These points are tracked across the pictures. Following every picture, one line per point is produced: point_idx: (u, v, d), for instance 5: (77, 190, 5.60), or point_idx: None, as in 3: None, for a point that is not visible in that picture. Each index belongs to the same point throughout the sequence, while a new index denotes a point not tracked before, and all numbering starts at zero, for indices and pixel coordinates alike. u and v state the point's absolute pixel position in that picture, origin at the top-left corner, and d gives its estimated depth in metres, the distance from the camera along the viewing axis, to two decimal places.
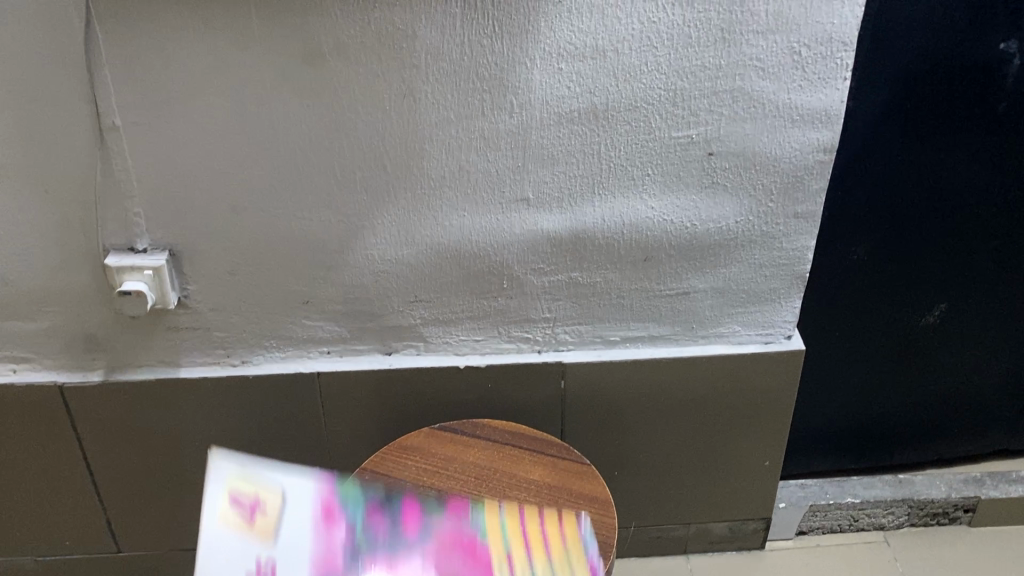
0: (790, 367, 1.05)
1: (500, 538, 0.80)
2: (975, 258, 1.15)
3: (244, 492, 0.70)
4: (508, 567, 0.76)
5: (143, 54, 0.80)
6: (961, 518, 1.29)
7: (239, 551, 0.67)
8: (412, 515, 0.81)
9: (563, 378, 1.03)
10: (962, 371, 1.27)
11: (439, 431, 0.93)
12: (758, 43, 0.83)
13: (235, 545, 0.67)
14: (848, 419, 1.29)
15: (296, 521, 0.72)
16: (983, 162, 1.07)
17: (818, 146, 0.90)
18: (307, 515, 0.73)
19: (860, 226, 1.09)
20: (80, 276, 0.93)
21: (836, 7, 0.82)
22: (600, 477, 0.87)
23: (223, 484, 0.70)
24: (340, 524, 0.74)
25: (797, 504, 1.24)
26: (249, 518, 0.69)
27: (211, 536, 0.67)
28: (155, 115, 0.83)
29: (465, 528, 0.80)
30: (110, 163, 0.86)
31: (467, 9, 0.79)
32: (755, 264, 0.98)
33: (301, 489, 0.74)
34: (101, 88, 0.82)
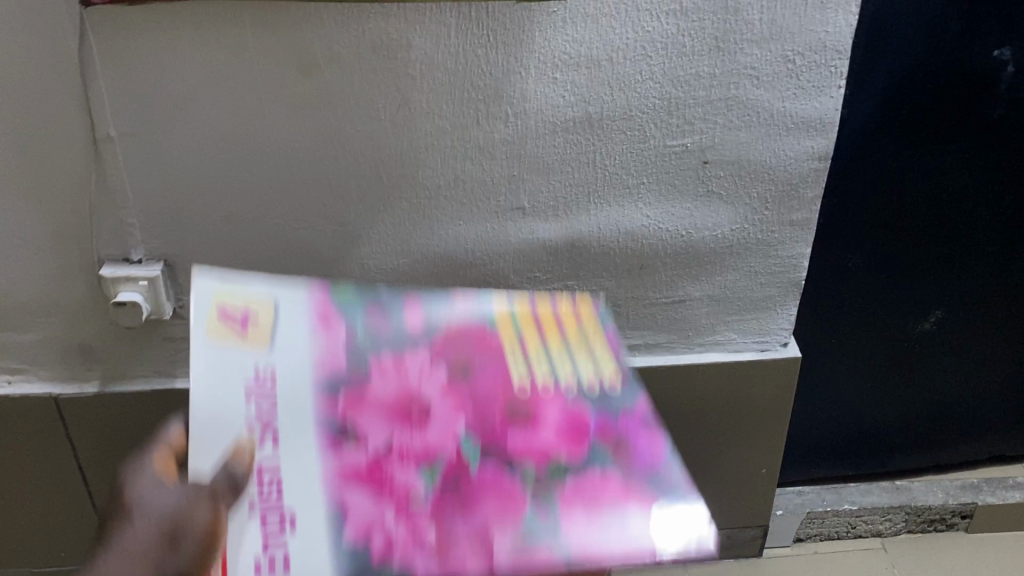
0: (786, 374, 1.05)
1: (511, 330, 0.82)
2: (970, 263, 1.15)
3: (234, 307, 0.72)
4: (521, 348, 0.80)
5: (137, 65, 0.80)
6: (958, 524, 1.29)
7: (239, 360, 0.70)
8: (415, 311, 0.81)
9: None
10: (958, 377, 1.27)
11: None
12: (753, 51, 0.83)
13: (236, 356, 0.70)
14: (845, 426, 1.29)
15: (292, 331, 0.74)
16: (978, 168, 1.07)
17: (813, 154, 0.90)
18: (305, 319, 0.75)
19: (855, 233, 1.09)
20: (74, 288, 0.93)
21: (830, 15, 0.82)
22: None
23: (210, 305, 0.71)
24: (338, 329, 0.76)
25: (795, 512, 1.25)
26: (242, 332, 0.71)
27: (212, 351, 0.69)
28: (149, 126, 0.83)
29: (475, 317, 0.82)
30: (104, 174, 0.86)
31: (462, 20, 0.79)
32: (750, 272, 0.98)
33: (294, 301, 0.76)
34: (95, 99, 0.81)
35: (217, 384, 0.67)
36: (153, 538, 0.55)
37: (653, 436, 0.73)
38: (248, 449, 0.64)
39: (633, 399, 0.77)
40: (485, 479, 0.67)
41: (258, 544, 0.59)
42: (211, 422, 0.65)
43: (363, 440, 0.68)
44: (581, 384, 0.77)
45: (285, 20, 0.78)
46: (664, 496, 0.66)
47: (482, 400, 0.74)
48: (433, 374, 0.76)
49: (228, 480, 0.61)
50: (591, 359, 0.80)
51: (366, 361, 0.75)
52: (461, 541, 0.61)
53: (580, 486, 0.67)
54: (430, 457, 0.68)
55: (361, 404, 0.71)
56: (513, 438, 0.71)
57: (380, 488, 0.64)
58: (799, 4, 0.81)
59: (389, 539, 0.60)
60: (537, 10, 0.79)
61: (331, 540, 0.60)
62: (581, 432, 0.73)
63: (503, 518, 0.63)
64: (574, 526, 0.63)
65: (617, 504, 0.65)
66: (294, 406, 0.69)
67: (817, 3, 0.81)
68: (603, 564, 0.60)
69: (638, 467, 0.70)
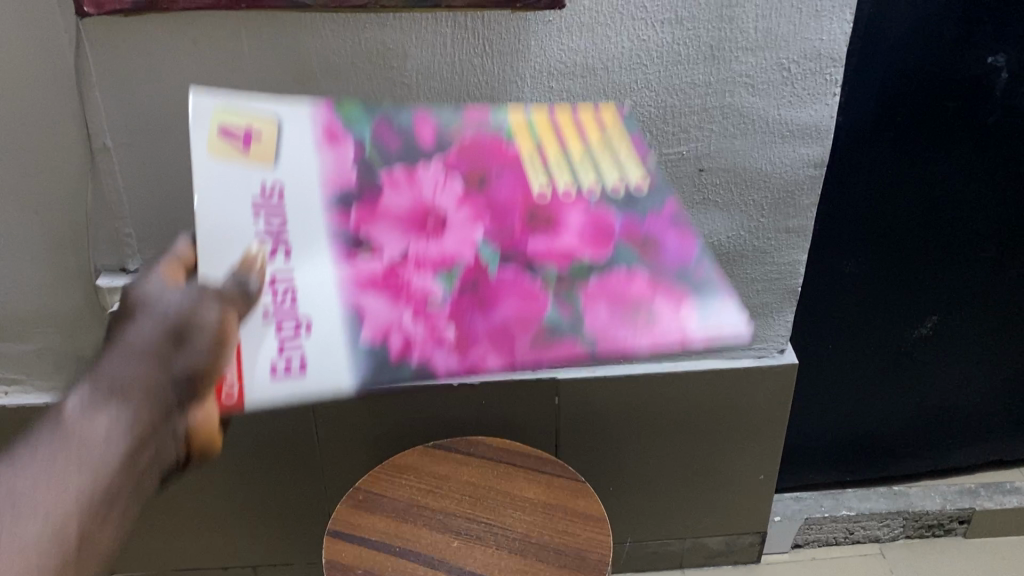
0: (783, 381, 1.05)
1: (528, 134, 0.67)
2: (966, 269, 1.16)
3: (236, 126, 0.58)
4: (539, 153, 0.66)
5: (133, 76, 0.80)
6: (956, 530, 1.29)
7: (242, 180, 0.57)
8: (426, 122, 0.67)
9: (557, 394, 1.03)
10: (955, 382, 1.27)
11: (433, 450, 0.92)
12: (748, 60, 0.83)
13: (240, 173, 0.57)
14: (842, 431, 1.29)
15: (296, 146, 0.61)
16: (974, 174, 1.07)
17: (809, 161, 0.90)
18: (309, 135, 0.62)
19: (851, 239, 1.09)
20: (72, 297, 0.93)
21: (825, 24, 0.82)
22: (595, 495, 0.86)
23: (209, 122, 0.57)
24: (348, 146, 0.63)
25: (793, 518, 1.25)
26: (245, 148, 0.58)
27: (209, 170, 0.56)
28: (146, 136, 0.83)
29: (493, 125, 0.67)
30: (101, 185, 0.86)
31: (457, 30, 0.79)
32: (747, 279, 0.98)
33: (297, 117, 0.62)
34: (92, 109, 0.81)
35: (212, 193, 0.56)
36: (158, 330, 0.50)
37: (686, 236, 0.64)
38: (259, 257, 0.56)
39: (666, 200, 0.67)
40: (507, 279, 0.59)
41: (274, 348, 0.55)
42: (214, 236, 0.56)
43: (376, 250, 0.59)
44: (605, 188, 0.65)
45: (282, 30, 0.78)
46: (712, 309, 0.58)
47: (500, 207, 0.63)
48: (448, 186, 0.64)
49: (241, 292, 0.54)
50: (616, 161, 0.67)
51: (377, 172, 0.63)
52: (483, 344, 0.57)
53: (606, 283, 0.60)
54: (446, 264, 0.60)
55: (372, 215, 0.60)
56: (536, 243, 0.61)
57: (396, 293, 0.58)
58: (793, 13, 0.81)
59: (407, 339, 0.57)
60: (532, 20, 0.79)
61: (347, 345, 0.56)
62: (608, 232, 0.63)
63: (526, 326, 0.58)
64: (605, 329, 0.58)
65: (651, 302, 0.59)
66: (300, 222, 0.59)
67: (812, 12, 0.81)
68: (633, 356, 0.56)
69: (669, 263, 0.62)
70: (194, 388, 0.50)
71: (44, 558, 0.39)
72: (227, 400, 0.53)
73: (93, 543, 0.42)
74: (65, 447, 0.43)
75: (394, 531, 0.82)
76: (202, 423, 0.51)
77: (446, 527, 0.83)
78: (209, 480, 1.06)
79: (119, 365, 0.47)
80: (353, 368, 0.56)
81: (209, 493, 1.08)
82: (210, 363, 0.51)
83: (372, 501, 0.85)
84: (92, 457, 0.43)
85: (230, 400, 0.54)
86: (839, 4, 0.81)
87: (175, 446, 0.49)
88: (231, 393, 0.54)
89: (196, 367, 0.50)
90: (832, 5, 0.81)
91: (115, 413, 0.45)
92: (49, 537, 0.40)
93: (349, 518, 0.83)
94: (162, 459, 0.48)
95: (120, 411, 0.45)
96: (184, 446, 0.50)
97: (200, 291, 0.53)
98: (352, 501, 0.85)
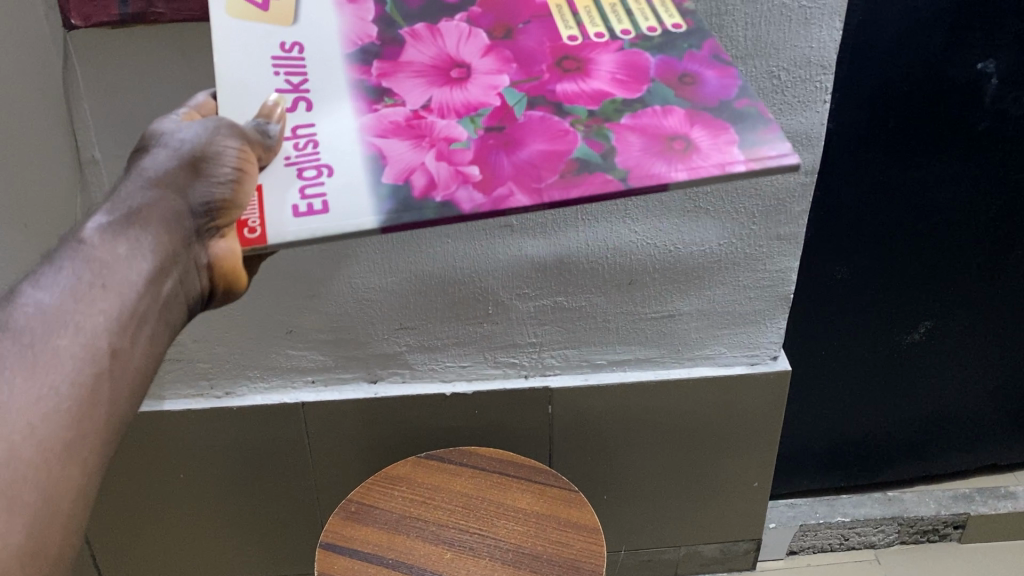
0: (776, 389, 1.05)
1: None
2: (959, 274, 1.16)
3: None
4: (568, 4, 0.64)
5: (120, 87, 0.79)
6: (951, 535, 1.30)
7: (263, 37, 0.61)
8: None
9: (550, 403, 1.03)
10: (949, 387, 1.27)
11: (425, 460, 0.91)
12: (737, 68, 0.83)
13: (258, 30, 0.61)
14: (836, 437, 1.29)
15: (316, 5, 0.63)
16: (965, 180, 1.07)
17: (799, 168, 0.90)
18: None
19: (843, 245, 1.09)
20: None
21: (815, 31, 0.82)
22: (588, 505, 0.86)
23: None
24: (369, 5, 0.64)
25: (788, 525, 1.26)
26: (264, 9, 0.62)
27: (228, 28, 0.60)
28: (134, 148, 0.83)
29: None
30: (88, 197, 0.85)
31: None
32: (738, 286, 0.98)
33: None
34: (80, 121, 0.81)
35: (233, 49, 0.60)
36: (173, 165, 0.57)
37: (726, 71, 0.59)
38: (276, 108, 0.58)
39: (705, 40, 0.61)
40: (531, 120, 0.57)
41: (296, 192, 0.55)
42: (237, 89, 0.59)
43: (400, 99, 0.59)
44: (639, 33, 0.61)
45: None
46: (759, 140, 0.53)
47: (527, 53, 0.61)
48: (472, 37, 0.62)
49: (259, 138, 0.57)
50: (651, 7, 0.63)
51: (398, 30, 0.63)
52: (508, 182, 0.54)
53: (638, 120, 0.56)
54: (470, 110, 0.58)
55: (395, 67, 0.61)
56: (563, 86, 0.59)
57: (418, 137, 0.57)
58: (783, 21, 0.81)
59: (431, 177, 0.55)
60: None
61: (370, 183, 0.55)
62: (641, 71, 0.59)
63: (554, 163, 0.54)
64: (636, 161, 0.53)
65: (687, 134, 0.54)
66: (322, 76, 0.60)
67: (801, 19, 0.81)
68: (670, 186, 0.52)
69: (710, 98, 0.57)
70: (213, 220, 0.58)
71: (76, 360, 0.47)
72: (250, 238, 0.55)
73: (122, 354, 0.49)
74: (88, 269, 0.50)
75: (387, 543, 0.82)
76: (225, 256, 0.59)
77: (438, 539, 0.82)
78: (201, 491, 1.06)
79: (139, 195, 0.55)
80: (377, 208, 0.53)
81: (201, 504, 1.07)
82: (227, 194, 0.57)
83: (365, 513, 0.84)
84: (112, 279, 0.50)
85: (253, 236, 0.55)
86: (827, 11, 0.81)
87: (197, 277, 0.58)
88: (255, 229, 0.55)
89: (210, 198, 0.57)
90: (821, 13, 0.81)
91: (138, 236, 0.53)
92: (79, 346, 0.47)
93: (341, 530, 0.82)
94: (185, 286, 0.57)
95: (142, 235, 0.53)
96: (206, 276, 0.58)
97: (218, 126, 0.58)
98: (344, 512, 0.85)
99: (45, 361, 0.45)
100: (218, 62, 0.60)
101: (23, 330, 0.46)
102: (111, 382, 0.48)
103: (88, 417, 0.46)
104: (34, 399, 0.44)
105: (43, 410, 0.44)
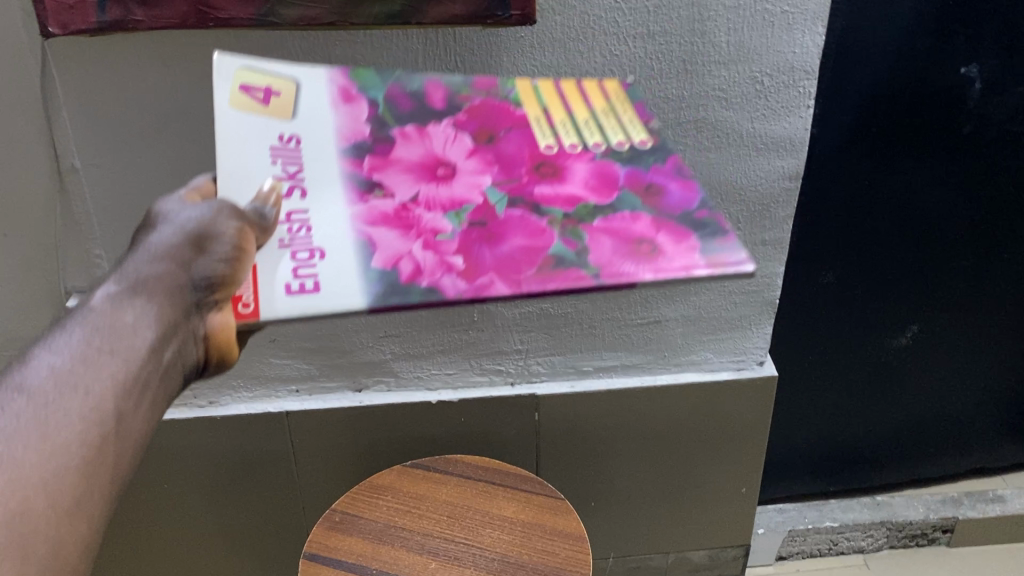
0: (763, 395, 1.05)
1: (536, 97, 0.73)
2: (945, 278, 1.16)
3: (257, 84, 0.65)
4: (547, 117, 0.70)
5: (99, 96, 0.79)
6: (940, 539, 1.30)
7: (260, 128, 0.64)
8: (438, 87, 0.71)
9: (537, 410, 1.03)
10: (937, 391, 1.27)
11: (411, 469, 0.91)
12: (721, 73, 0.83)
13: (257, 123, 0.64)
14: (825, 442, 1.29)
15: (313, 105, 0.67)
16: (950, 184, 1.08)
17: (784, 174, 0.90)
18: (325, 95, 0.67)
19: (829, 250, 1.09)
20: (43, 320, 0.92)
21: (798, 36, 0.82)
22: (574, 513, 0.85)
23: (231, 79, 0.64)
24: (363, 104, 0.68)
25: (776, 530, 1.26)
26: (265, 103, 0.65)
27: (229, 120, 0.63)
28: (115, 157, 0.82)
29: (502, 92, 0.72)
30: (69, 206, 0.85)
31: (429, 46, 0.79)
32: (725, 293, 0.97)
33: (316, 79, 0.68)
34: (59, 131, 0.80)
35: (233, 140, 0.63)
36: (177, 242, 0.56)
37: (688, 185, 0.65)
38: (272, 194, 0.61)
39: (668, 155, 0.68)
40: (512, 217, 0.63)
41: (290, 271, 0.58)
42: (234, 176, 0.62)
43: (391, 193, 0.64)
44: (609, 145, 0.68)
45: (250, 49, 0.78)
46: (718, 246, 0.59)
47: (508, 159, 0.67)
48: (457, 140, 0.68)
49: (257, 219, 0.59)
50: (619, 122, 0.71)
51: (391, 128, 0.68)
52: (489, 273, 0.58)
53: (610, 223, 0.62)
54: (454, 206, 0.64)
55: (385, 163, 0.66)
56: (540, 189, 0.65)
57: (409, 229, 0.61)
58: (765, 26, 0.81)
59: (418, 265, 0.59)
60: (504, 35, 0.79)
61: (360, 266, 0.58)
62: (612, 181, 0.65)
63: (530, 258, 0.59)
64: (609, 260, 0.58)
65: (652, 238, 0.60)
66: (317, 169, 0.64)
67: (784, 24, 0.81)
68: (638, 285, 0.56)
69: (674, 208, 0.63)
70: (213, 295, 0.56)
71: (84, 418, 0.45)
72: (243, 312, 0.56)
73: (128, 417, 0.48)
74: (97, 334, 0.49)
75: (371, 553, 0.80)
76: (221, 329, 0.56)
77: (423, 549, 0.82)
78: (186, 501, 1.05)
79: (143, 269, 0.54)
80: (367, 290, 0.57)
81: (186, 514, 1.07)
82: (226, 271, 0.56)
83: (349, 523, 0.83)
84: (123, 344, 0.49)
85: (246, 312, 0.56)
86: (810, 16, 0.80)
87: (192, 348, 0.55)
88: (249, 305, 0.56)
89: (211, 273, 0.56)
90: (804, 18, 0.80)
91: (143, 307, 0.52)
92: (90, 405, 0.46)
93: (325, 540, 0.81)
94: (181, 358, 0.54)
95: (145, 307, 0.52)
96: (201, 348, 0.56)
97: (220, 208, 0.59)
98: (328, 522, 0.84)
99: (57, 417, 0.44)
100: (219, 149, 0.63)
101: (36, 389, 0.45)
102: (117, 442, 0.47)
103: (96, 476, 0.45)
104: (45, 455, 0.43)
105: (54, 467, 0.43)
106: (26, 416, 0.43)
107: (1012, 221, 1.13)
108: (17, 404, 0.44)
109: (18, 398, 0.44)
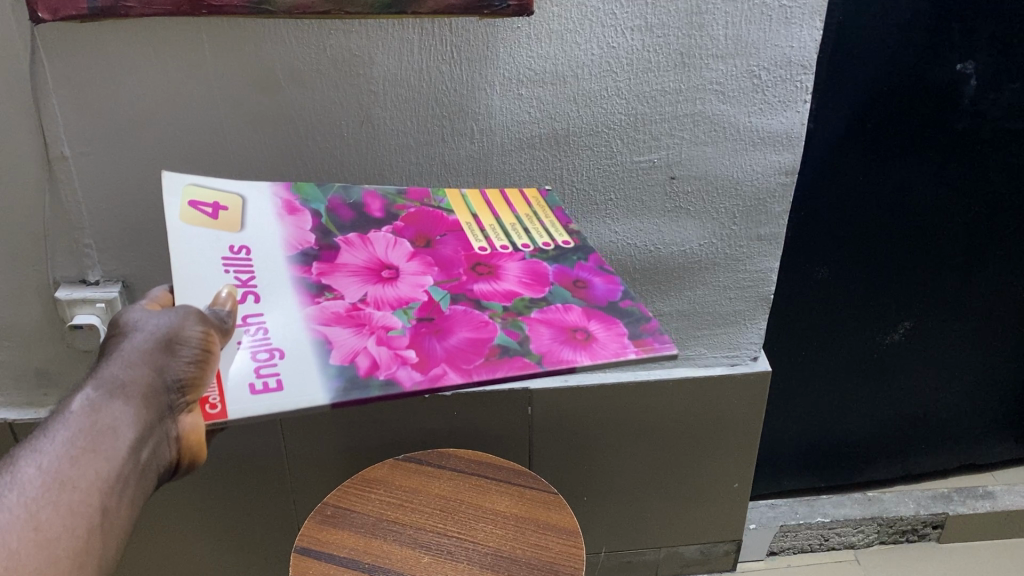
0: (756, 390, 1.05)
1: (464, 205, 0.76)
2: (938, 273, 1.16)
3: (204, 200, 0.66)
4: (476, 222, 0.73)
5: (90, 82, 0.77)
6: (929, 535, 1.31)
7: (211, 238, 0.63)
8: (375, 197, 0.74)
9: (529, 405, 1.02)
10: (929, 388, 1.28)
11: (403, 463, 0.90)
12: (718, 67, 0.83)
13: (208, 233, 0.63)
14: (816, 438, 1.29)
15: (259, 217, 0.67)
16: (944, 182, 1.08)
17: (781, 168, 0.90)
18: (270, 207, 0.69)
19: (821, 246, 1.09)
20: (29, 309, 0.91)
21: (795, 30, 0.81)
22: (567, 507, 0.84)
23: (180, 196, 0.65)
24: (306, 216, 0.70)
25: (768, 525, 1.27)
26: (213, 217, 0.65)
27: (182, 228, 0.62)
28: (104, 145, 0.81)
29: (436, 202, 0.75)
30: (57, 194, 0.84)
31: (424, 35, 0.78)
32: (720, 287, 0.98)
33: (259, 194, 0.69)
34: (47, 116, 0.79)
35: (186, 247, 0.61)
36: (150, 344, 0.54)
37: (611, 279, 0.67)
38: (230, 300, 0.58)
39: (588, 253, 0.70)
40: (456, 313, 0.61)
41: (251, 372, 0.55)
42: (191, 280, 0.59)
43: (340, 294, 0.62)
44: (536, 246, 0.70)
45: (243, 37, 0.77)
46: (643, 332, 0.59)
47: (446, 260, 0.67)
48: (398, 245, 0.69)
49: (218, 322, 0.56)
50: (543, 226, 0.74)
51: (334, 237, 0.68)
52: (442, 363, 0.56)
53: (546, 314, 0.62)
54: (403, 304, 0.62)
55: (333, 267, 0.65)
56: (478, 286, 0.65)
57: (360, 325, 0.59)
58: (763, 20, 0.80)
59: (374, 359, 0.56)
60: (501, 26, 0.78)
61: (319, 364, 0.55)
62: (543, 277, 0.66)
63: (478, 348, 0.58)
64: (548, 347, 0.57)
65: (585, 326, 0.60)
66: (268, 274, 0.63)
67: (781, 19, 0.80)
68: (578, 369, 0.55)
69: (599, 299, 0.64)
70: (184, 398, 0.54)
71: (71, 513, 0.46)
72: (211, 412, 0.54)
73: (112, 512, 0.49)
74: (82, 436, 0.49)
75: (363, 546, 0.79)
76: (191, 430, 0.55)
77: (415, 543, 0.80)
78: (175, 495, 1.04)
79: (119, 370, 0.52)
80: (328, 386, 0.53)
81: (175, 507, 1.05)
82: (193, 374, 0.54)
83: (341, 517, 0.82)
84: (104, 445, 0.49)
85: (214, 411, 0.54)
86: (807, 10, 0.80)
87: (167, 450, 0.54)
88: (216, 405, 0.54)
89: (180, 377, 0.54)
90: (801, 12, 0.80)
91: (119, 410, 0.51)
92: (77, 502, 0.47)
93: (317, 533, 0.80)
94: (156, 459, 0.53)
95: (121, 410, 0.51)
96: (176, 449, 0.55)
97: (186, 312, 0.56)
98: (319, 516, 0.82)
99: (47, 512, 0.46)
100: (173, 254, 0.60)
101: (25, 486, 0.46)
102: (102, 533, 0.48)
103: (84, 566, 0.46)
104: (37, 547, 0.45)
105: (44, 557, 0.45)
106: (17, 510, 0.45)
107: (1007, 216, 1.13)
108: (8, 499, 0.45)
109: (8, 494, 0.45)
